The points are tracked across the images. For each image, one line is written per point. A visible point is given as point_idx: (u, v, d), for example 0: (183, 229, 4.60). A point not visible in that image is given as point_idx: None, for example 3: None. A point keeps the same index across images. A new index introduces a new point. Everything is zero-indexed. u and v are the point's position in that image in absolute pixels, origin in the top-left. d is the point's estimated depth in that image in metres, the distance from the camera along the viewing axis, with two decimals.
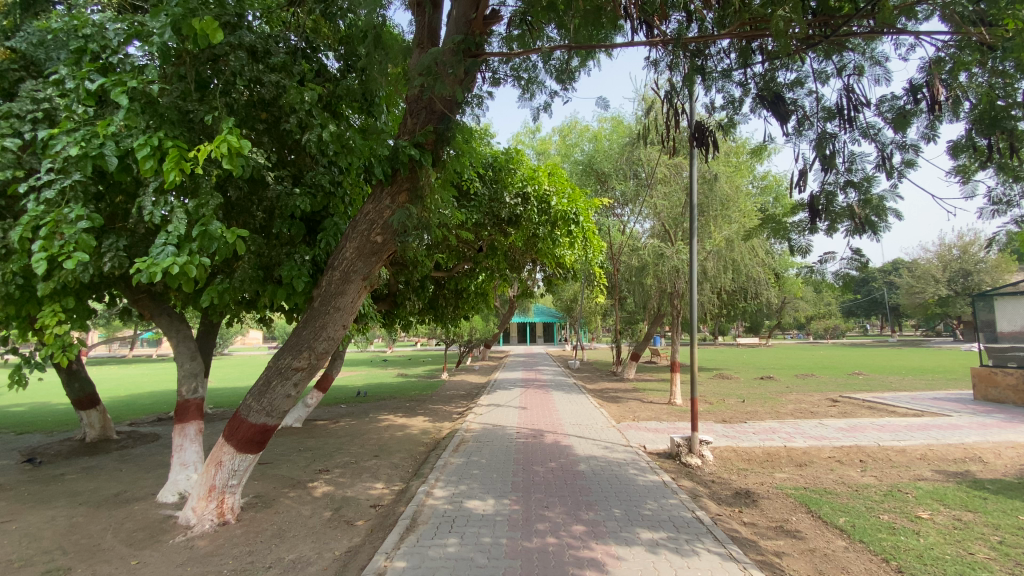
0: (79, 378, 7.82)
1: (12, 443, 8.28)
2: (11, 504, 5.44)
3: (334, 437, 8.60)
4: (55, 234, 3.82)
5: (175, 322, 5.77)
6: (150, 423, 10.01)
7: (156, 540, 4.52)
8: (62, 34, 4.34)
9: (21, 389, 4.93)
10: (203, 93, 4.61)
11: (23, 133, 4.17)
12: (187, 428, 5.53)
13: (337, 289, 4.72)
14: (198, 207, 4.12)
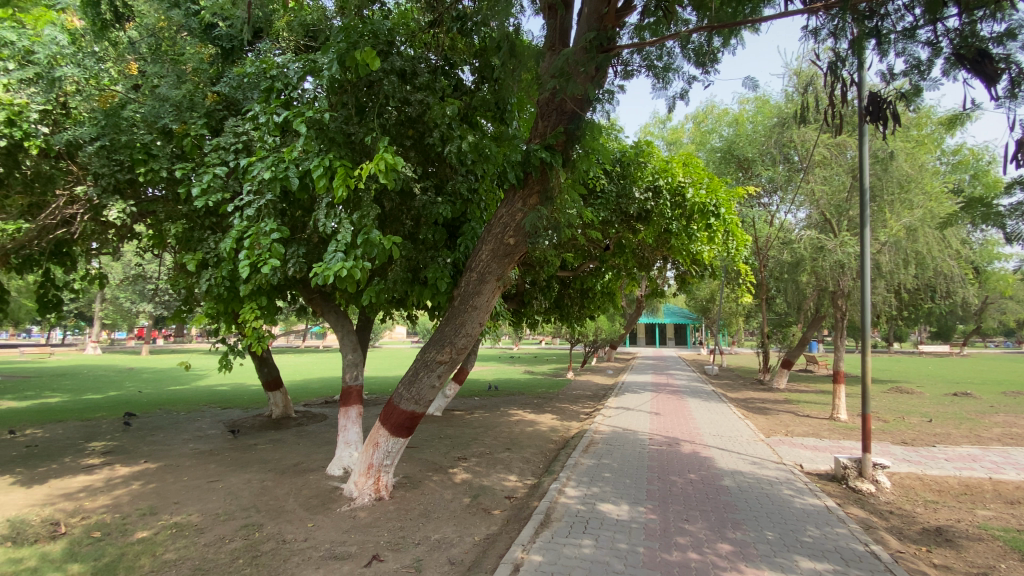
0: (268, 364, 9.24)
1: (221, 416, 10.21)
2: (221, 466, 6.69)
3: (469, 428, 9.11)
4: (255, 244, 4.60)
5: (340, 318, 6.59)
6: (318, 405, 11.60)
7: (327, 507, 5.22)
8: (254, 77, 5.15)
9: (227, 372, 6.12)
10: (362, 116, 5.18)
11: (228, 162, 5.04)
12: (349, 410, 6.30)
13: (475, 289, 5.00)
14: (361, 218, 4.65)
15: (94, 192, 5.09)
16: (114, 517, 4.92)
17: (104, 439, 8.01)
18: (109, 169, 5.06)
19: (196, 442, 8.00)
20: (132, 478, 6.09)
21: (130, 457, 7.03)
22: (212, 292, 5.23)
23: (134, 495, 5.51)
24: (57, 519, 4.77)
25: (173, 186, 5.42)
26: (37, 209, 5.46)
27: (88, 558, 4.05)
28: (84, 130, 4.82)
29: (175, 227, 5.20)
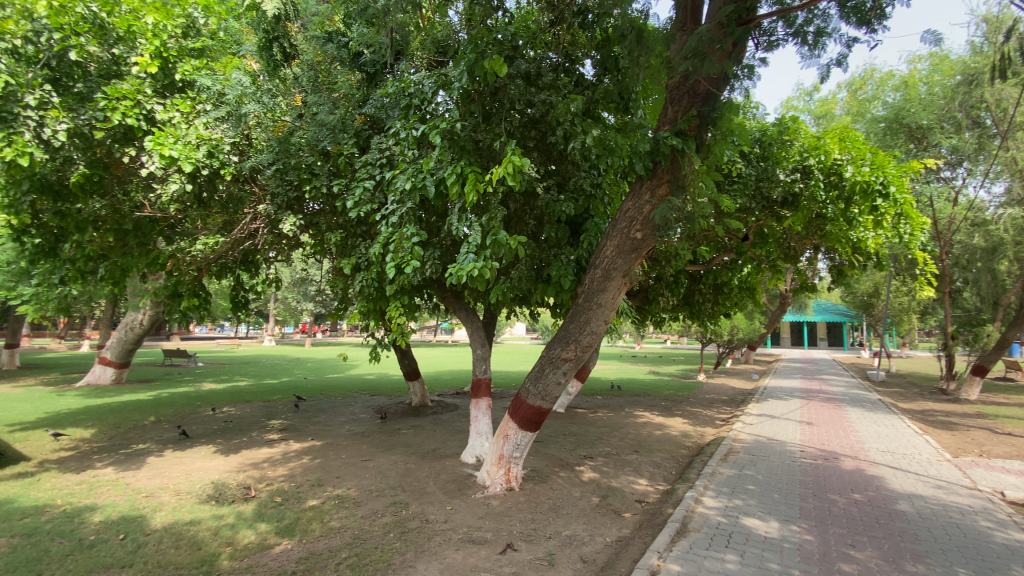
0: (408, 357, 10.10)
1: (369, 402, 11.42)
2: (372, 447, 7.48)
3: (595, 427, 9.02)
4: (399, 249, 4.98)
5: (470, 315, 6.94)
6: (450, 396, 12.39)
7: (464, 492, 5.54)
8: (394, 96, 5.56)
9: (376, 363, 6.82)
10: (488, 122, 5.37)
11: (375, 176, 5.56)
12: (480, 402, 6.62)
13: (600, 286, 4.90)
14: (490, 220, 4.82)
15: (271, 210, 5.94)
16: (290, 485, 5.75)
17: (281, 417, 9.43)
18: (282, 188, 5.87)
19: (350, 425, 9.05)
20: (303, 453, 7.09)
21: (300, 434, 8.18)
22: (364, 292, 5.83)
23: (305, 468, 6.38)
24: (250, 484, 5.71)
25: (330, 200, 6.14)
26: (231, 224, 6.56)
27: (273, 519, 4.78)
28: (263, 157, 5.64)
29: (335, 236, 5.89)
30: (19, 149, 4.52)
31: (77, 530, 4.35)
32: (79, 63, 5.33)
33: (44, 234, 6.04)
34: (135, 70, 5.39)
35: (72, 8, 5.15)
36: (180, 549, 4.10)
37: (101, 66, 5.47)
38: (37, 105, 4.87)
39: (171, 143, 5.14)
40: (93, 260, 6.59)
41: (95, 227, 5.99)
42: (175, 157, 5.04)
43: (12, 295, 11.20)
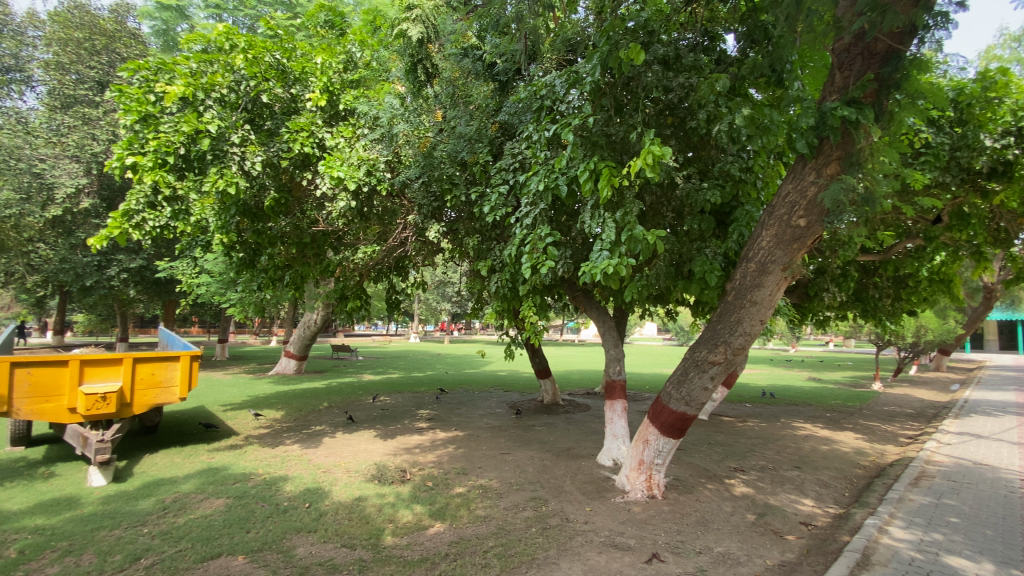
0: (539, 355, 10.28)
1: (504, 398, 11.86)
2: (510, 441, 7.74)
3: (745, 437, 8.24)
4: (534, 248, 4.95)
5: (603, 314, 6.81)
6: (582, 396, 12.32)
7: (602, 495, 5.43)
8: (527, 100, 5.60)
9: (511, 361, 7.04)
10: (622, 114, 5.20)
11: (508, 179, 5.67)
12: (615, 404, 6.46)
13: (751, 283, 4.47)
14: (625, 216, 4.59)
15: (418, 219, 6.47)
16: (439, 471, 6.21)
17: (428, 408, 10.24)
18: (427, 199, 6.33)
19: (489, 418, 9.48)
20: (448, 442, 7.60)
21: (445, 424, 8.80)
22: (499, 292, 6.03)
23: (450, 457, 6.83)
24: (405, 467, 6.29)
25: (469, 207, 6.47)
26: (384, 234, 7.30)
27: (426, 502, 5.18)
28: (411, 171, 6.13)
29: (473, 240, 6.21)
30: (229, 180, 5.49)
31: (275, 496, 5.18)
32: (268, 104, 6.28)
33: (245, 250, 7.23)
34: (309, 105, 6.22)
35: (262, 57, 6.07)
36: (352, 521, 4.65)
37: (284, 104, 6.38)
38: (240, 141, 5.82)
39: (338, 165, 5.84)
40: (281, 270, 7.80)
41: (281, 242, 7.05)
42: (342, 177, 5.71)
43: (224, 298, 13.80)
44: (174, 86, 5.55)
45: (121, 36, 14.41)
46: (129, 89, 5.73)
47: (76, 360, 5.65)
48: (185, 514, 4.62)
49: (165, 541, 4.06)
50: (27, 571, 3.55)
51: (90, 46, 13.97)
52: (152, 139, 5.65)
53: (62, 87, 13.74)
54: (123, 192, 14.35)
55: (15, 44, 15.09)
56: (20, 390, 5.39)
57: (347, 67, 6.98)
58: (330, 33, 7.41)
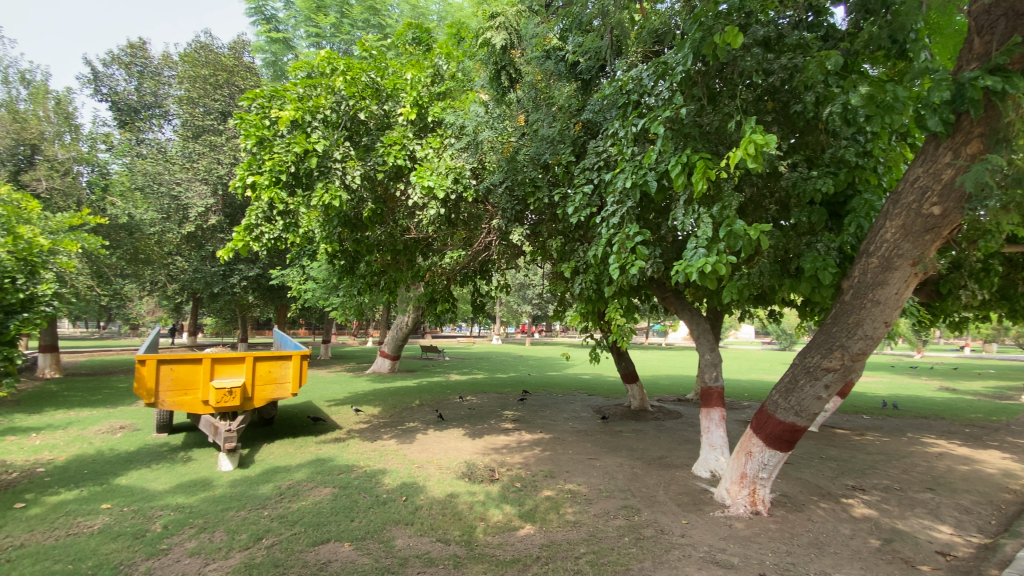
0: (625, 358, 9.99)
1: (589, 401, 11.67)
2: (597, 447, 7.59)
3: (862, 453, 7.40)
4: (622, 248, 4.78)
5: (696, 316, 6.47)
6: (672, 402, 11.79)
7: (700, 508, 5.13)
8: (612, 96, 5.45)
9: (597, 364, 6.90)
10: (715, 103, 4.91)
11: (594, 178, 5.55)
12: (711, 412, 6.12)
13: (872, 281, 4.01)
14: (723, 210, 4.32)
15: (502, 223, 6.57)
16: (527, 473, 6.23)
17: (514, 409, 10.35)
18: (511, 204, 6.41)
19: (575, 422, 9.38)
20: (534, 444, 7.61)
21: (531, 426, 8.84)
22: (584, 294, 5.91)
23: (537, 459, 6.83)
24: (494, 467, 6.39)
25: (552, 209, 6.45)
26: (470, 238, 7.50)
27: (515, 502, 5.22)
28: (495, 176, 6.22)
29: (556, 241, 6.17)
30: (333, 194, 5.93)
31: (375, 488, 5.49)
32: (364, 121, 6.70)
33: (346, 257, 7.78)
34: (400, 119, 6.56)
35: (359, 78, 6.49)
36: (445, 517, 4.79)
37: (378, 120, 6.76)
38: (341, 157, 6.27)
39: (429, 175, 6.08)
40: (376, 275, 8.28)
41: (376, 249, 7.51)
42: (432, 186, 5.95)
43: (327, 302, 14.97)
44: (286, 110, 6.09)
45: (239, 70, 16.20)
46: (249, 117, 6.38)
47: (207, 358, 6.41)
48: (298, 500, 5.04)
49: (282, 524, 4.45)
50: (173, 543, 4.05)
51: (214, 81, 15.85)
52: (268, 160, 6.22)
53: (193, 119, 15.73)
54: (242, 209, 16.10)
55: (155, 84, 17.36)
56: (164, 383, 6.22)
57: (434, 80, 7.26)
58: (417, 49, 7.76)
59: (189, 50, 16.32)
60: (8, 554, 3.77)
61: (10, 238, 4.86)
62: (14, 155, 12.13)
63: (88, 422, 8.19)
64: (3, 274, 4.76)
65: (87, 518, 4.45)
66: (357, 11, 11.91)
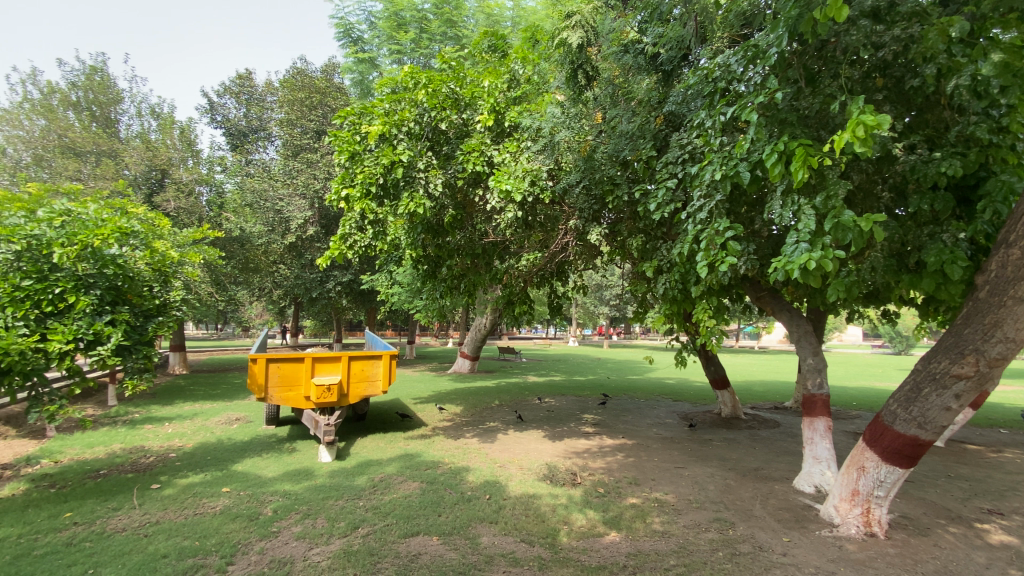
0: (714, 363, 9.47)
1: (674, 407, 11.19)
2: (684, 455, 7.24)
3: (1003, 473, 6.41)
4: (710, 245, 4.50)
5: (796, 317, 6.03)
6: (767, 410, 10.99)
7: (803, 525, 4.71)
8: (697, 86, 5.17)
9: (684, 368, 6.59)
10: (814, 85, 4.51)
11: (678, 172, 5.30)
12: (816, 422, 5.64)
13: (1012, 275, 3.51)
14: (828, 200, 3.95)
15: (580, 223, 6.49)
16: (610, 479, 6.09)
17: (594, 413, 10.18)
18: (588, 204, 6.32)
19: (659, 428, 9.03)
20: (617, 450, 7.43)
21: (613, 431, 8.63)
22: (668, 295, 5.65)
23: (621, 465, 6.66)
24: (576, 471, 6.31)
25: (632, 207, 6.27)
26: (547, 240, 7.52)
27: (599, 508, 5.12)
28: (573, 176, 6.17)
29: (636, 240, 5.97)
30: (417, 203, 6.18)
31: (460, 485, 5.64)
32: (445, 131, 6.93)
33: (428, 262, 8.09)
34: (479, 126, 6.69)
35: (440, 89, 6.71)
36: (529, 518, 4.80)
37: (457, 129, 6.96)
38: (424, 167, 6.51)
39: (506, 179, 6.12)
40: (457, 279, 8.51)
41: (456, 253, 7.74)
42: (509, 189, 5.98)
43: (411, 306, 15.68)
44: (375, 125, 6.44)
45: (330, 91, 17.48)
46: (342, 133, 6.82)
47: (309, 357, 6.97)
48: (389, 493, 5.30)
49: (375, 515, 4.70)
50: (282, 526, 4.42)
51: (310, 103, 17.21)
52: (360, 173, 6.61)
53: (292, 139, 17.20)
54: (335, 220, 17.31)
55: (261, 110, 19.20)
56: (272, 379, 6.84)
57: (510, 85, 7.34)
58: (493, 56, 7.89)
59: (288, 76, 17.85)
60: (149, 528, 4.31)
61: (148, 251, 5.59)
62: (149, 179, 13.94)
63: (210, 414, 9.20)
64: (142, 283, 5.50)
65: (211, 500, 5.00)
66: (435, 24, 12.40)
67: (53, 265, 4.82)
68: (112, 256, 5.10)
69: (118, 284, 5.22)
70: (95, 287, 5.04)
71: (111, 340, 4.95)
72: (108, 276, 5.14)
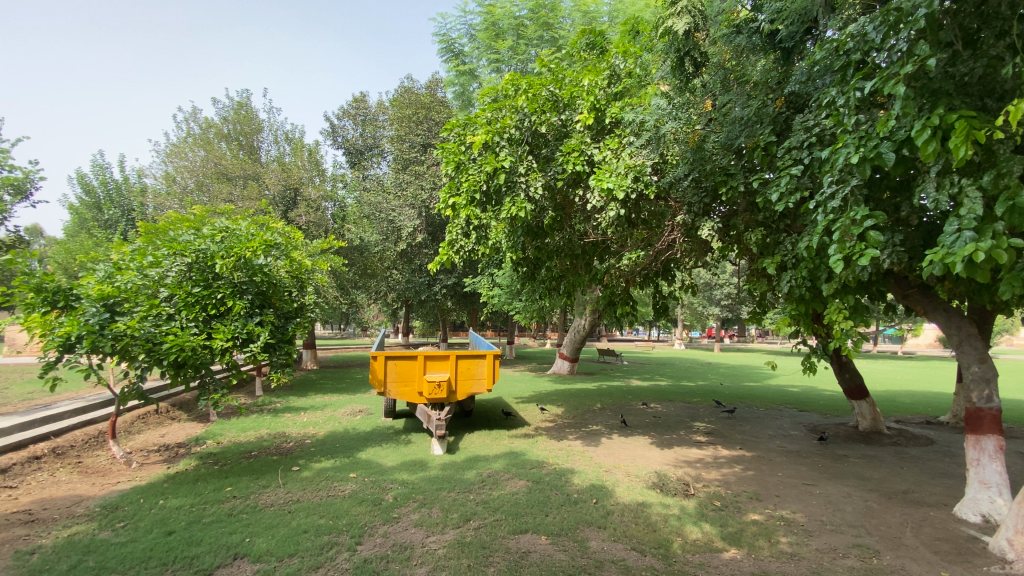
0: (848, 369, 8.47)
1: (799, 418, 10.17)
2: (815, 471, 6.53)
3: None
4: (845, 236, 4.01)
5: (955, 317, 5.17)
6: (916, 425, 9.55)
7: (967, 560, 4.02)
8: (825, 61, 4.65)
9: (812, 374, 5.93)
10: (976, 47, 3.85)
11: (803, 159, 4.81)
12: (983, 441, 4.82)
13: None
14: (1000, 179, 3.33)
15: (689, 218, 6.16)
16: (727, 492, 5.68)
17: (706, 421, 9.59)
18: (698, 197, 5.95)
19: (782, 440, 8.25)
20: (734, 461, 6.92)
21: (728, 441, 8.06)
22: (794, 294, 5.14)
23: (739, 478, 6.20)
24: (688, 481, 5.98)
25: (749, 197, 5.79)
26: (651, 238, 7.23)
27: (716, 522, 4.79)
28: (680, 169, 5.85)
29: (754, 234, 5.50)
30: (519, 207, 6.27)
31: (566, 486, 5.63)
32: (545, 133, 6.96)
33: (528, 264, 8.19)
34: (579, 126, 6.62)
35: (540, 93, 6.79)
36: (639, 526, 4.65)
37: (557, 130, 6.95)
38: (525, 171, 6.60)
39: (608, 177, 5.97)
40: (557, 279, 8.52)
41: (556, 254, 7.72)
42: (612, 188, 5.82)
43: (511, 307, 15.99)
44: (479, 134, 6.66)
45: (434, 105, 18.53)
46: (449, 145, 7.15)
47: (422, 355, 7.43)
48: (496, 490, 5.45)
49: (485, 509, 4.86)
50: (402, 513, 4.75)
51: (416, 118, 18.35)
52: (465, 181, 6.88)
53: (401, 153, 18.45)
54: (441, 226, 18.26)
55: (374, 129, 20.91)
56: (390, 375, 7.39)
57: (611, 81, 7.22)
58: (592, 53, 7.77)
59: (397, 95, 19.21)
60: (292, 505, 4.88)
61: (287, 260, 6.33)
62: (285, 198, 15.82)
63: (338, 406, 10.19)
64: (284, 288, 6.24)
65: (341, 483, 5.52)
66: (531, 30, 12.59)
67: (216, 274, 5.66)
68: (260, 265, 5.84)
69: (264, 288, 5.95)
70: (247, 292, 5.83)
71: (260, 338, 5.68)
72: (257, 283, 5.91)
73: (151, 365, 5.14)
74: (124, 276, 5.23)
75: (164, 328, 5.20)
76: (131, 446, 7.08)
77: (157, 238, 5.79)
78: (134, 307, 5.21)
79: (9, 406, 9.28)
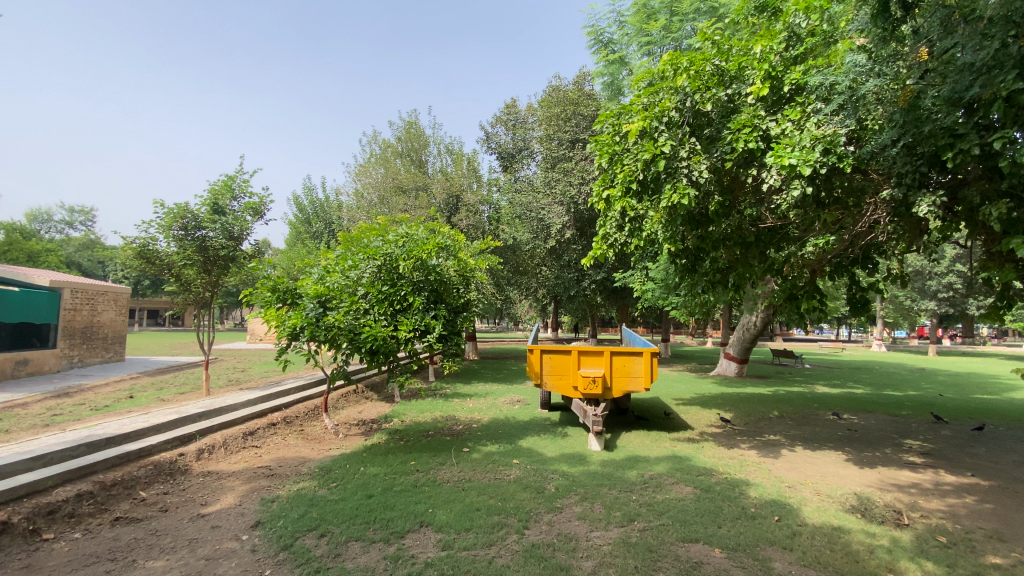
0: None
1: None
2: None
3: None
4: None
5: None
6: None
7: None
8: None
9: None
10: None
11: None
12: None
13: None
14: None
15: (897, 193, 5.12)
16: (955, 527, 4.60)
17: (921, 439, 7.91)
18: (910, 165, 4.91)
19: None
20: (964, 491, 5.57)
21: (955, 466, 6.52)
22: None
23: (972, 511, 4.97)
24: (900, 508, 4.99)
25: (986, 161, 4.60)
26: (845, 219, 6.27)
27: (942, 561, 3.91)
28: (886, 135, 4.91)
29: (997, 208, 4.32)
30: (681, 193, 5.83)
31: (740, 499, 5.14)
32: (707, 113, 6.36)
33: (689, 256, 7.65)
34: (750, 99, 5.94)
35: (703, 68, 6.24)
36: (836, 553, 4.02)
37: (723, 108, 6.33)
38: (687, 154, 6.07)
39: (789, 152, 5.25)
40: (723, 271, 7.81)
41: (723, 244, 7.04)
42: (795, 164, 5.10)
43: (666, 302, 15.20)
44: (635, 122, 6.34)
45: (582, 100, 18.48)
46: (602, 137, 6.97)
47: (577, 350, 7.50)
48: (660, 492, 5.23)
49: (650, 512, 4.69)
50: (565, 504, 4.84)
51: (565, 115, 18.48)
52: (620, 172, 6.67)
53: (551, 152, 18.75)
54: (589, 221, 18.13)
55: (524, 131, 21.67)
56: (547, 368, 7.65)
57: (788, 45, 6.38)
58: (763, 17, 6.96)
59: (546, 95, 19.58)
60: (464, 483, 5.32)
61: (455, 260, 6.86)
62: (449, 205, 17.32)
63: (499, 395, 10.81)
64: (452, 286, 6.81)
65: (505, 468, 5.84)
66: (687, 4, 11.75)
67: (399, 274, 6.42)
68: (433, 265, 6.45)
69: (436, 286, 6.58)
70: (424, 289, 6.52)
71: (435, 329, 6.30)
72: (431, 281, 6.56)
73: (352, 351, 6.07)
74: (332, 278, 6.25)
75: (362, 320, 6.07)
76: (337, 419, 8.46)
77: (354, 245, 6.75)
78: (339, 303, 6.18)
79: (254, 382, 11.80)
